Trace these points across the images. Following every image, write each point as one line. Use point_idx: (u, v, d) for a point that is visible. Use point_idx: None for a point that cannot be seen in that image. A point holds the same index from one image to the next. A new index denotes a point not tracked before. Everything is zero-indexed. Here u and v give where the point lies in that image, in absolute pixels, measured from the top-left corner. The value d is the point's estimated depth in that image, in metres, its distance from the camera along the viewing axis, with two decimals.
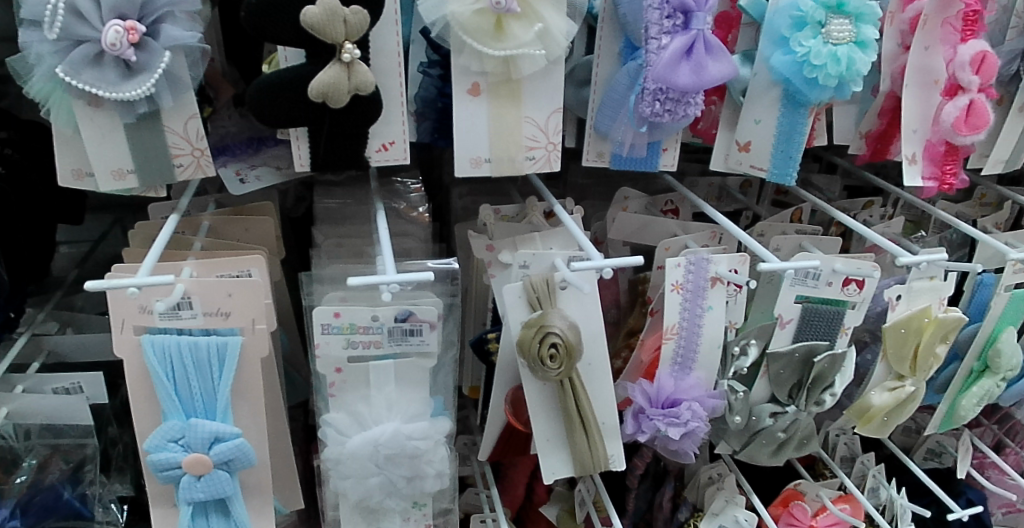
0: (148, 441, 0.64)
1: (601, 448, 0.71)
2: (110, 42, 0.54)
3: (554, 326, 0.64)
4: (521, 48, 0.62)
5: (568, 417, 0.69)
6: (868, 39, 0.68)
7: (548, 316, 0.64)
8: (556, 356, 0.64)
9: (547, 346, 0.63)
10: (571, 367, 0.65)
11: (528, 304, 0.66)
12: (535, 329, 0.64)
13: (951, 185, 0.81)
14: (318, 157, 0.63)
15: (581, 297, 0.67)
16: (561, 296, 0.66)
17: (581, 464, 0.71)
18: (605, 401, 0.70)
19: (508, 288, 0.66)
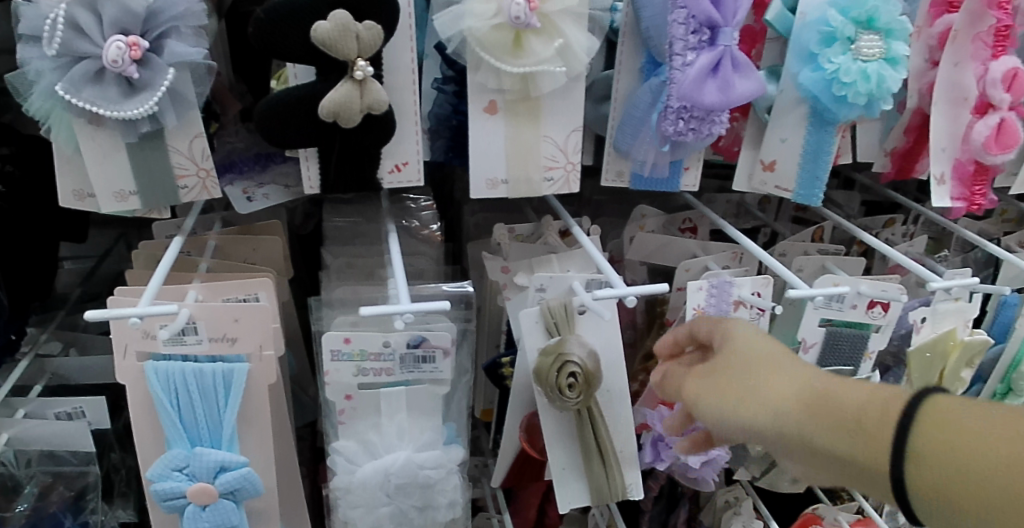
0: (151, 470, 0.61)
1: (619, 476, 0.68)
2: (112, 58, 0.51)
3: (572, 354, 0.61)
4: (541, 64, 0.59)
5: (585, 445, 0.66)
6: (898, 56, 0.66)
7: (565, 343, 0.61)
8: (575, 386, 0.61)
9: (566, 375, 0.60)
10: (589, 395, 0.62)
11: (545, 330, 0.63)
12: (553, 358, 0.61)
13: (980, 206, 0.77)
14: (329, 178, 0.60)
15: (601, 323, 0.64)
16: (580, 321, 0.64)
17: (598, 494, 0.68)
18: (623, 427, 0.68)
19: (523, 314, 0.63)
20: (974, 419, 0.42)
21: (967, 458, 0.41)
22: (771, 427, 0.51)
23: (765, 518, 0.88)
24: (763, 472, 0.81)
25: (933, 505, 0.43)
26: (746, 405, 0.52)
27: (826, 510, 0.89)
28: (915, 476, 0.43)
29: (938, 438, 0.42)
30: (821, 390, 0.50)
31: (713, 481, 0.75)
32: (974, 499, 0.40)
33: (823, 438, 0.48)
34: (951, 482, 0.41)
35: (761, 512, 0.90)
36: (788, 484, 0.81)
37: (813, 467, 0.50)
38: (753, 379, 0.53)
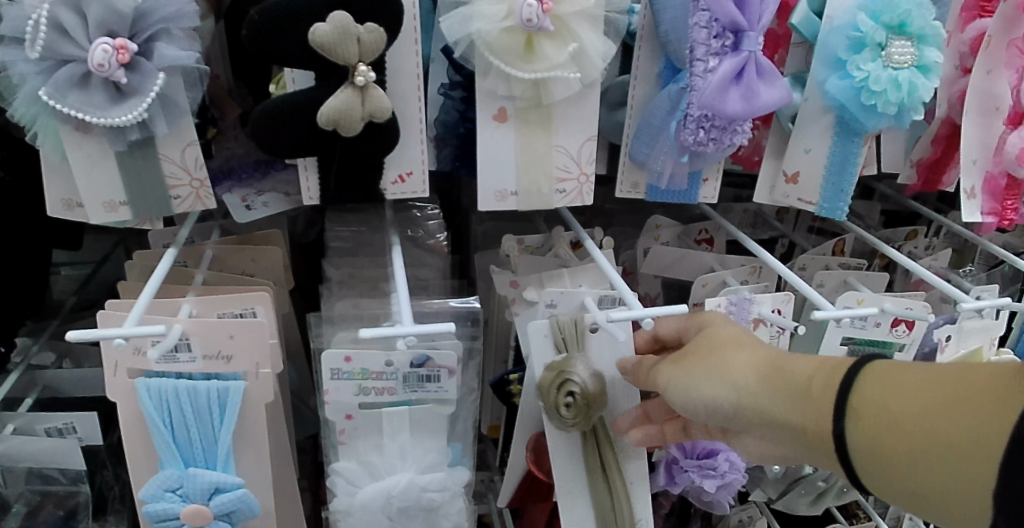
0: (143, 491, 0.59)
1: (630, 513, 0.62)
2: (98, 62, 0.49)
3: (573, 372, 0.57)
4: (553, 70, 0.56)
5: (592, 471, 0.62)
6: (931, 63, 0.62)
7: (568, 360, 0.58)
8: (573, 406, 0.57)
9: (564, 393, 0.57)
10: (591, 418, 0.59)
11: (554, 345, 0.60)
12: (552, 374, 0.58)
13: (1012, 221, 0.74)
14: (329, 189, 0.57)
15: (614, 343, 0.61)
16: (591, 340, 0.60)
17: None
18: (634, 454, 0.64)
19: (532, 327, 0.60)
20: (908, 373, 0.42)
21: (899, 411, 0.40)
22: (723, 398, 0.50)
23: None
24: (779, 494, 0.77)
25: (876, 464, 0.41)
26: (701, 377, 0.51)
27: None
28: (855, 433, 0.42)
29: (877, 395, 0.42)
30: (772, 360, 0.49)
31: (729, 504, 0.72)
32: (910, 453, 0.39)
33: (778, 407, 0.47)
34: (889, 438, 0.40)
35: None
36: (807, 507, 0.77)
37: (766, 436, 0.49)
38: (710, 352, 0.52)
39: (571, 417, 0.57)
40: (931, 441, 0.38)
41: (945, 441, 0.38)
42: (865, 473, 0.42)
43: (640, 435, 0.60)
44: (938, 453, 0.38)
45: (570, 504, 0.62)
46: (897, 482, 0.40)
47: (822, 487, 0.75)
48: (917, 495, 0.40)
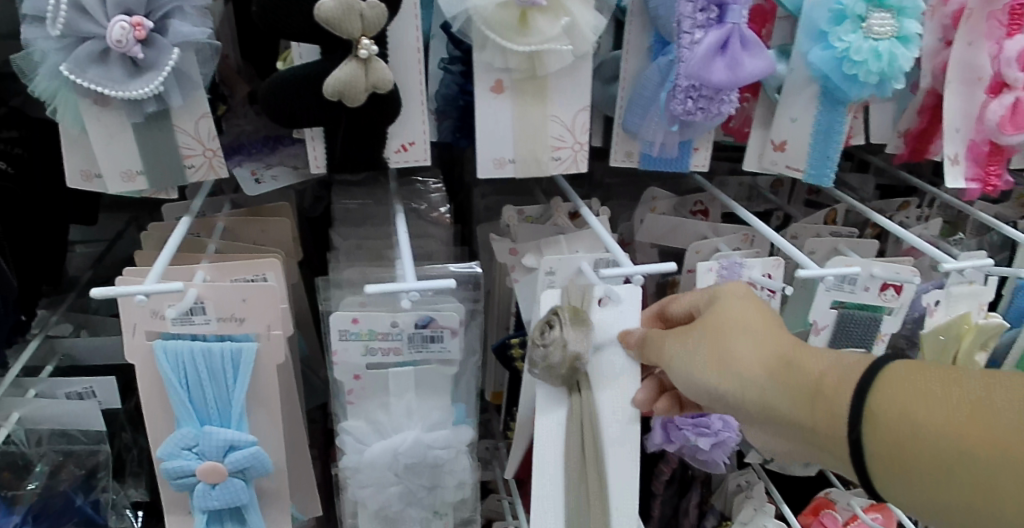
0: (161, 448, 0.62)
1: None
2: (116, 38, 0.52)
3: (560, 314, 0.56)
4: (546, 43, 0.59)
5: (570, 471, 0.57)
6: (910, 34, 0.65)
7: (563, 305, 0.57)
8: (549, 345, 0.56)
9: (545, 328, 0.56)
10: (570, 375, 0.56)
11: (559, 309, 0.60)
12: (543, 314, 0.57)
13: (996, 187, 0.76)
14: (335, 158, 0.61)
15: (620, 314, 0.59)
16: (595, 308, 0.59)
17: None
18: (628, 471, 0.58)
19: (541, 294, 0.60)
20: (925, 382, 0.45)
21: (921, 422, 0.43)
22: (730, 388, 0.51)
23: (777, 502, 0.87)
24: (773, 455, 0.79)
25: (891, 476, 0.45)
26: (705, 365, 0.52)
27: (838, 494, 0.90)
28: (869, 439, 0.45)
29: (894, 403, 0.45)
30: (781, 352, 0.51)
31: (724, 463, 0.74)
32: (928, 474, 0.43)
33: (790, 404, 0.49)
34: (905, 451, 0.44)
35: (773, 496, 0.89)
36: (801, 467, 0.79)
37: (769, 431, 0.52)
38: (713, 336, 0.52)
39: (546, 363, 0.56)
40: (950, 459, 0.42)
41: (965, 458, 0.42)
42: (871, 476, 0.46)
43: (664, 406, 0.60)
44: (955, 472, 0.42)
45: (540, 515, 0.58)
46: (908, 490, 0.44)
47: None
48: (927, 506, 0.44)
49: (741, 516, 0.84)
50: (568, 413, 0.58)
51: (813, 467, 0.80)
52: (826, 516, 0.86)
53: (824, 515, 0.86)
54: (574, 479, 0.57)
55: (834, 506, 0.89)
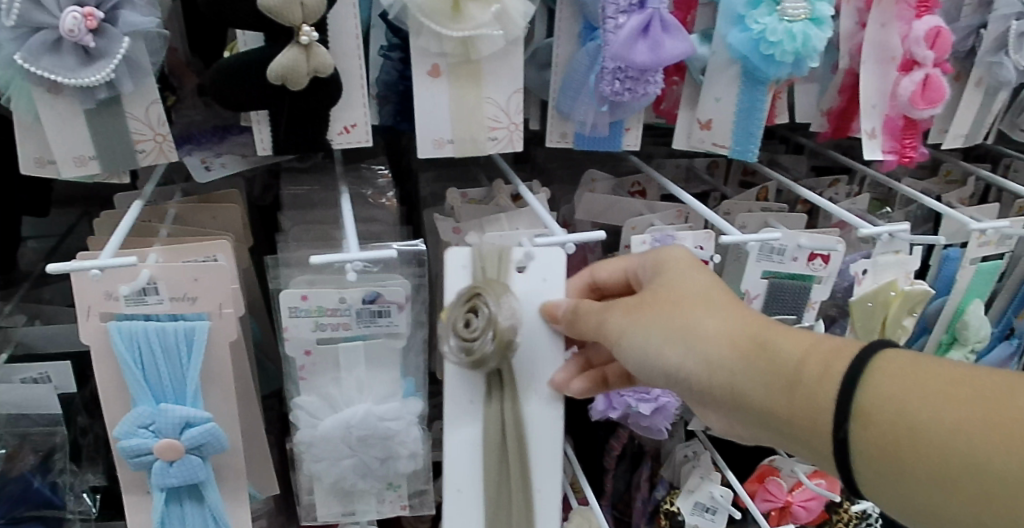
0: (118, 427, 0.64)
1: (522, 501, 0.64)
2: (68, 28, 0.54)
3: (484, 297, 0.58)
4: (479, 29, 0.62)
5: (490, 452, 0.63)
6: (822, 16, 0.70)
7: (483, 284, 0.59)
8: (472, 325, 0.58)
9: (471, 309, 0.58)
10: (498, 359, 0.59)
11: (473, 275, 0.63)
12: (464, 295, 0.59)
13: (912, 159, 0.81)
14: (280, 140, 0.63)
15: (543, 286, 0.63)
16: (515, 277, 0.63)
17: (494, 517, 0.64)
18: (544, 450, 0.64)
19: (451, 254, 0.63)
20: (924, 377, 0.45)
21: (919, 423, 0.43)
22: (696, 369, 0.52)
23: (723, 470, 0.90)
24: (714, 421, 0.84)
25: (882, 471, 0.45)
26: (671, 346, 0.53)
27: (783, 462, 0.92)
28: (861, 437, 0.46)
29: (890, 401, 0.45)
30: (752, 334, 0.51)
31: (666, 430, 0.79)
32: (925, 472, 0.43)
33: (764, 390, 0.49)
34: (898, 444, 0.44)
35: (720, 465, 0.91)
36: None
37: (741, 417, 0.52)
38: (677, 314, 0.54)
39: (472, 349, 0.58)
40: (951, 464, 0.42)
41: (970, 465, 0.42)
42: (860, 474, 0.46)
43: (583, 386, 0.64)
44: (957, 478, 0.42)
45: (460, 499, 0.63)
46: (900, 492, 0.45)
47: None
48: (918, 508, 0.45)
49: (688, 483, 0.87)
50: (488, 397, 0.63)
51: None
52: (771, 482, 0.89)
53: (770, 482, 0.89)
54: (493, 463, 0.63)
55: (779, 473, 0.91)
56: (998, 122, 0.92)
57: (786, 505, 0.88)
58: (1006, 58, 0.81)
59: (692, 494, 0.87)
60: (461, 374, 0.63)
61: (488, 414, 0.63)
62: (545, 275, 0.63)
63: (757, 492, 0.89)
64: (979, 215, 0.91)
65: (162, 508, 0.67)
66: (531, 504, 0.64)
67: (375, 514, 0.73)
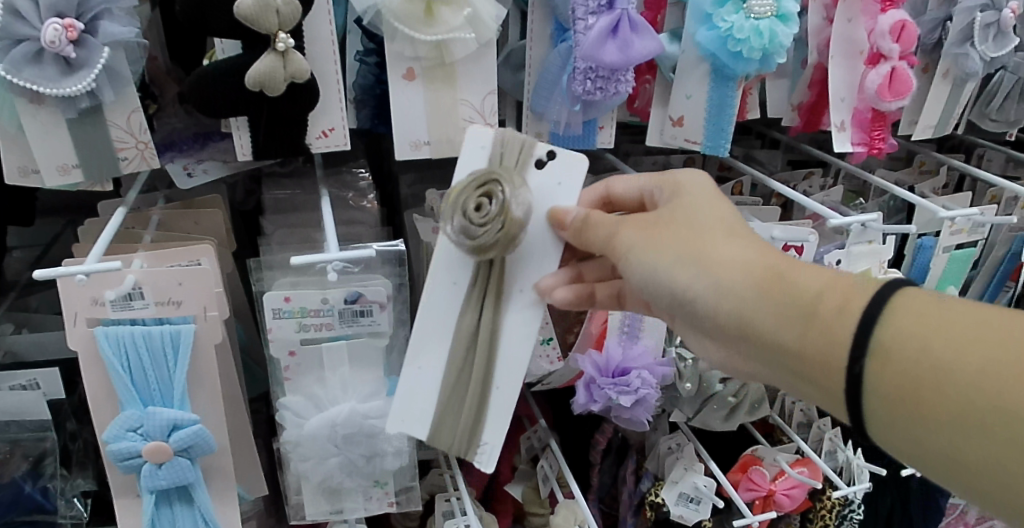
0: (107, 432, 0.65)
1: (473, 416, 0.64)
2: (49, 39, 0.56)
3: (501, 184, 0.56)
4: (452, 33, 0.64)
5: (456, 351, 0.63)
6: (788, 13, 0.72)
7: (501, 170, 0.57)
8: (483, 210, 0.55)
9: (484, 193, 0.55)
10: (499, 251, 0.58)
11: (490, 159, 0.60)
12: (479, 178, 0.56)
13: (881, 150, 0.84)
14: (260, 145, 0.65)
15: (556, 190, 0.61)
16: (531, 173, 0.61)
17: (447, 405, 0.64)
18: (512, 363, 0.63)
19: (471, 133, 0.60)
20: (949, 318, 0.44)
21: (943, 364, 0.42)
22: (709, 294, 0.52)
23: (707, 460, 0.91)
24: (695, 412, 0.86)
25: (899, 411, 0.44)
26: (685, 269, 0.53)
27: (765, 451, 0.93)
28: (877, 373, 0.45)
29: (912, 339, 0.44)
30: (770, 266, 0.51)
31: (647, 421, 0.81)
32: (944, 413, 0.42)
33: (778, 320, 0.49)
34: (918, 381, 0.43)
35: (703, 456, 0.93)
36: (720, 422, 0.86)
37: (752, 352, 0.52)
38: (693, 239, 0.54)
39: (479, 234, 0.55)
40: (977, 408, 0.40)
41: (995, 408, 0.40)
42: (875, 414, 0.46)
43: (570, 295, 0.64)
44: (978, 421, 0.41)
45: (418, 379, 0.64)
46: (917, 437, 0.44)
47: (731, 401, 0.84)
48: (938, 458, 0.43)
49: (672, 475, 0.89)
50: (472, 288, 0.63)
51: (733, 422, 0.86)
52: (754, 472, 0.90)
53: (753, 471, 0.90)
54: (458, 357, 0.63)
55: (761, 462, 0.93)
56: (967, 112, 0.94)
57: (769, 495, 0.89)
58: (971, 50, 0.82)
59: (676, 485, 0.88)
60: (455, 254, 0.63)
61: (468, 301, 0.62)
62: (561, 179, 0.61)
63: (740, 482, 0.90)
64: (951, 204, 0.93)
65: (152, 511, 0.68)
66: (482, 420, 0.64)
67: (363, 511, 0.74)
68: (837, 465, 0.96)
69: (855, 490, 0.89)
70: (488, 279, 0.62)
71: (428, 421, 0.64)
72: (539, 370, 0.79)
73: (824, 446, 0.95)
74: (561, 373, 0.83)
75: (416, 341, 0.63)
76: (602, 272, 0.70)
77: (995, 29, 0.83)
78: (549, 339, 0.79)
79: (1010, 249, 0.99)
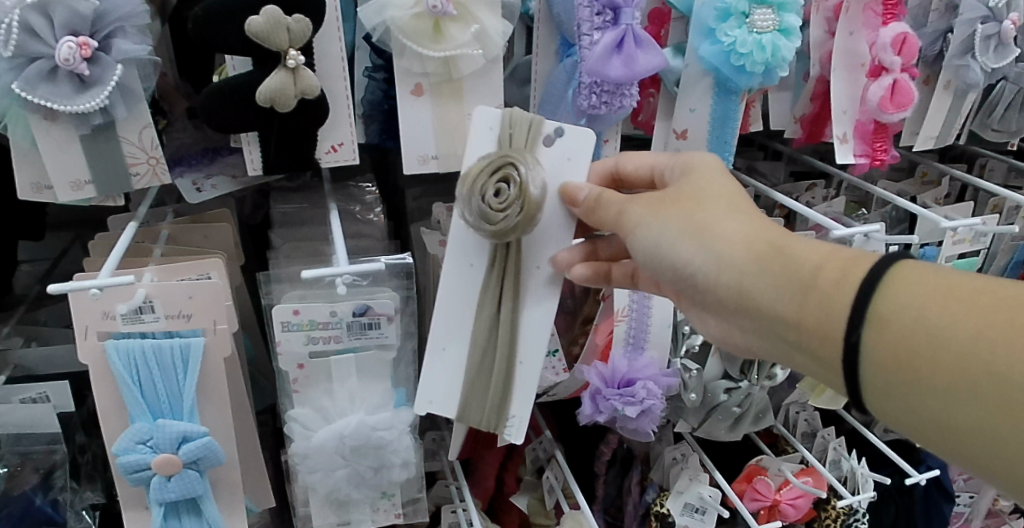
0: (117, 444, 0.65)
1: (501, 388, 0.69)
2: (64, 57, 0.57)
3: (517, 167, 0.60)
4: (459, 49, 0.65)
5: (482, 322, 0.68)
6: (790, 27, 0.73)
7: (514, 152, 0.61)
8: (503, 195, 0.60)
9: (500, 178, 0.60)
10: (520, 233, 0.61)
11: (498, 140, 0.64)
12: (495, 163, 0.60)
13: (883, 161, 0.85)
14: (270, 160, 0.66)
15: (566, 165, 0.65)
16: (541, 151, 0.64)
17: (474, 382, 0.69)
18: (533, 336, 0.68)
19: (480, 114, 0.64)
20: (947, 288, 0.44)
21: (938, 330, 0.43)
22: (709, 265, 0.53)
23: (712, 471, 0.91)
24: (700, 422, 0.86)
25: (897, 379, 0.45)
26: (686, 241, 0.55)
27: (770, 461, 0.93)
28: (875, 342, 0.46)
29: (908, 308, 0.45)
30: (769, 238, 0.52)
31: (652, 431, 0.82)
32: (939, 379, 0.43)
33: (775, 291, 0.50)
34: (916, 348, 0.44)
35: (708, 466, 0.93)
36: (727, 431, 0.86)
37: (751, 323, 0.53)
38: (694, 211, 0.55)
39: (500, 217, 0.59)
40: (972, 373, 0.42)
41: (989, 373, 0.41)
42: (870, 381, 0.47)
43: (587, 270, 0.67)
44: (973, 387, 0.42)
45: (444, 358, 0.69)
46: (911, 403, 0.45)
47: (736, 412, 0.85)
48: (931, 424, 0.44)
49: (677, 485, 0.89)
50: (488, 268, 0.67)
51: (738, 432, 0.87)
52: (759, 482, 0.90)
53: (757, 481, 0.90)
54: (482, 337, 0.68)
55: (766, 472, 0.92)
56: (968, 123, 0.94)
57: (774, 504, 0.89)
58: (972, 61, 0.83)
59: (681, 495, 0.88)
60: (471, 235, 0.66)
61: (489, 281, 0.67)
62: (570, 154, 0.65)
63: (745, 492, 0.90)
64: (952, 214, 0.94)
65: (161, 524, 0.69)
66: (509, 391, 0.69)
67: (371, 522, 0.75)
68: (841, 474, 0.96)
69: (860, 499, 0.90)
70: (504, 255, 0.66)
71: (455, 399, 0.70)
72: (545, 382, 0.79)
73: (829, 456, 0.95)
74: (567, 384, 0.83)
75: (438, 320, 0.68)
76: (616, 251, 0.72)
77: (996, 41, 0.83)
78: (555, 350, 0.80)
79: (1010, 259, 1.00)
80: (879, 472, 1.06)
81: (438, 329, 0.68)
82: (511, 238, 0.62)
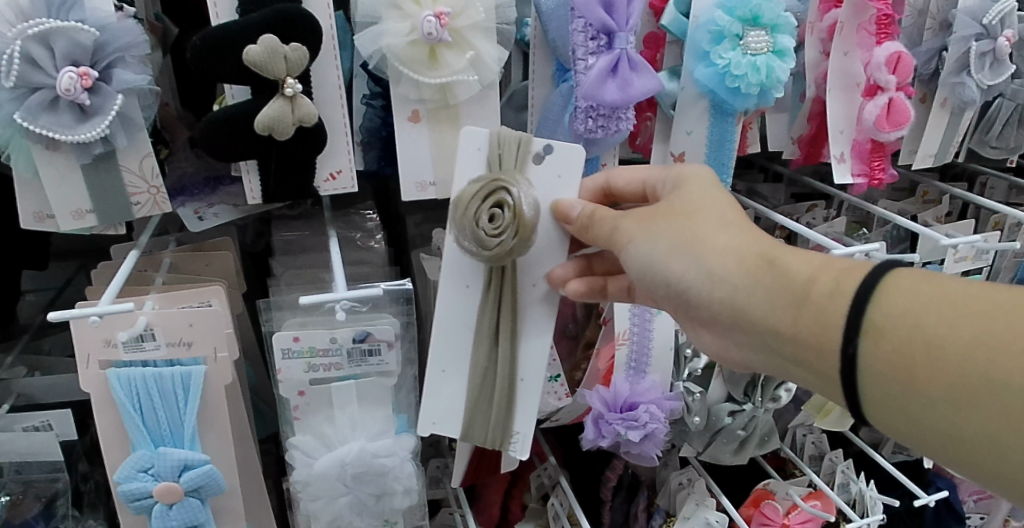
0: (118, 473, 0.65)
1: (504, 412, 0.69)
2: (65, 87, 0.58)
3: (508, 190, 0.60)
4: (455, 75, 0.66)
5: (482, 343, 0.68)
6: (785, 48, 0.74)
7: (504, 175, 0.61)
8: (499, 220, 0.60)
9: (495, 203, 0.60)
10: (517, 255, 0.62)
11: (487, 161, 0.64)
12: (487, 188, 0.60)
13: (881, 180, 0.84)
14: (269, 189, 0.66)
15: (557, 182, 0.65)
16: (531, 169, 0.65)
17: (477, 403, 0.68)
18: (537, 354, 0.69)
19: (467, 137, 0.63)
20: (945, 294, 0.44)
21: (936, 337, 0.43)
22: (703, 280, 0.53)
23: (718, 495, 0.89)
24: (705, 446, 0.85)
25: (897, 391, 0.45)
26: (677, 255, 0.55)
27: (777, 485, 0.91)
28: (873, 353, 0.45)
29: (904, 315, 0.44)
30: (760, 250, 0.52)
31: (657, 456, 0.81)
32: (941, 388, 0.42)
33: (768, 304, 0.50)
34: (914, 358, 0.43)
35: (714, 491, 0.91)
36: (730, 455, 0.85)
37: (745, 338, 0.53)
38: (687, 225, 0.55)
39: (496, 242, 0.59)
40: (971, 381, 0.41)
41: (988, 379, 0.41)
42: (869, 394, 0.46)
43: (581, 285, 0.66)
44: (974, 395, 0.41)
45: (445, 380, 0.69)
46: (911, 413, 0.44)
47: (742, 435, 0.83)
48: (934, 432, 0.43)
49: (684, 511, 0.87)
50: (485, 285, 0.66)
51: (743, 455, 0.86)
52: (766, 506, 0.88)
53: (765, 506, 0.89)
54: (483, 357, 0.68)
55: (774, 496, 0.91)
56: (966, 140, 0.94)
57: None
58: (968, 78, 0.83)
59: (688, 521, 0.86)
60: (465, 257, 0.67)
61: (484, 303, 0.67)
62: (560, 171, 0.65)
63: (753, 517, 0.89)
64: (954, 232, 0.93)
65: None
66: (512, 412, 0.69)
67: None
68: (851, 497, 0.93)
69: (870, 522, 0.87)
70: (500, 278, 0.66)
71: (455, 424, 0.69)
72: (547, 407, 0.79)
73: (835, 479, 0.94)
74: (570, 409, 0.83)
75: (438, 343, 0.68)
76: (611, 267, 0.72)
77: (991, 57, 0.84)
78: (556, 375, 0.79)
79: (1014, 275, 1.00)
80: (889, 494, 1.04)
81: (436, 349, 0.68)
82: (507, 261, 0.62)
